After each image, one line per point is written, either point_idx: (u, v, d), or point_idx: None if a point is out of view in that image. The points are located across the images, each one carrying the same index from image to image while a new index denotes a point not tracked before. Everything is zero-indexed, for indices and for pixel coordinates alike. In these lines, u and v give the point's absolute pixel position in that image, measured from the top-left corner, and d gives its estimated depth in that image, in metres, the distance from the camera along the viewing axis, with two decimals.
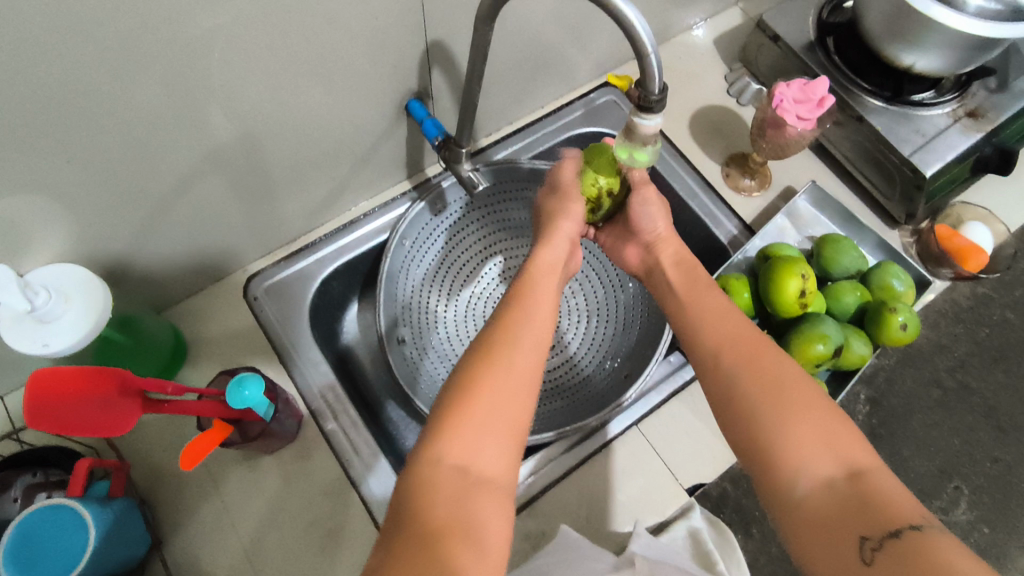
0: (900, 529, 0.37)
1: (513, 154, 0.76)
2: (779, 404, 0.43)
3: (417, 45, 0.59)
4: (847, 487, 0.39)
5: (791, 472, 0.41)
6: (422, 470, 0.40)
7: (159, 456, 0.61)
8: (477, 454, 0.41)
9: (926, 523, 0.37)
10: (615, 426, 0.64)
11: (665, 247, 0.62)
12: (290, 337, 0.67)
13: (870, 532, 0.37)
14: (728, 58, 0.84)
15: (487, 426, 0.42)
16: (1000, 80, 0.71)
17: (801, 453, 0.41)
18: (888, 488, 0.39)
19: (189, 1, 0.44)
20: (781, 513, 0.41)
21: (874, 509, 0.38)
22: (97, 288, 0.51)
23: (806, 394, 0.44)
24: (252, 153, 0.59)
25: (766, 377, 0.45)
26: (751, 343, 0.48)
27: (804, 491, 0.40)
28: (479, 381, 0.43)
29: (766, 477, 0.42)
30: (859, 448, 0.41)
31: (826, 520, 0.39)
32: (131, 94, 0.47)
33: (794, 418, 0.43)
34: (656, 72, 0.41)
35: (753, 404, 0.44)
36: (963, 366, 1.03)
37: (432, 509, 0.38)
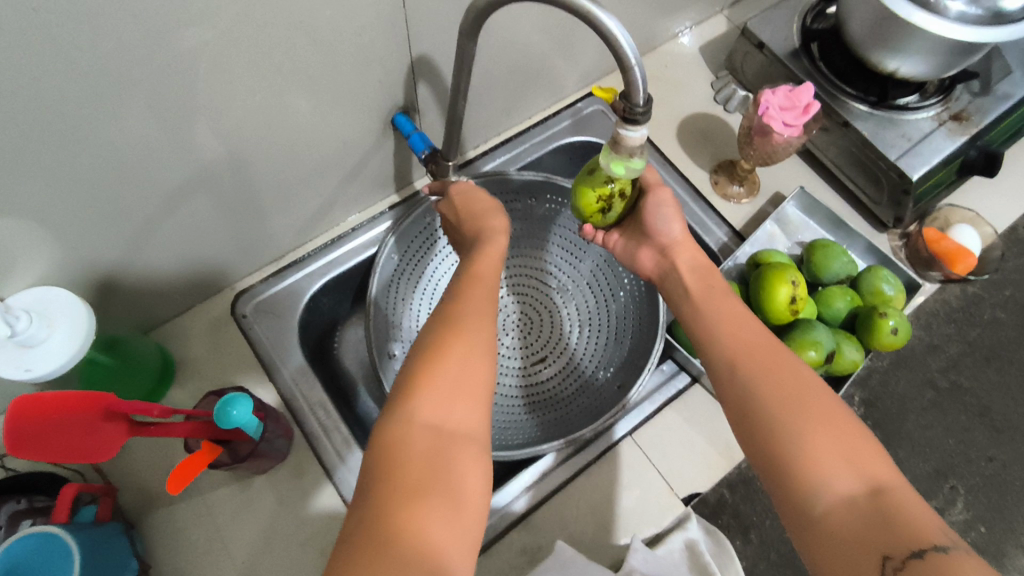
0: (924, 549, 0.36)
1: (502, 166, 0.76)
2: (800, 418, 0.43)
3: (402, 60, 0.59)
4: (869, 505, 0.39)
5: (812, 487, 0.41)
6: (395, 427, 0.39)
7: (148, 479, 0.60)
8: (448, 412, 0.40)
9: (951, 544, 0.36)
10: (622, 427, 0.65)
11: (682, 251, 0.60)
12: (280, 355, 0.66)
13: (892, 552, 0.37)
14: (714, 66, 0.84)
15: (460, 390, 0.41)
16: (982, 83, 0.71)
17: (822, 468, 0.41)
18: (910, 505, 0.38)
19: (171, 21, 0.43)
20: (801, 530, 0.41)
21: (896, 527, 0.37)
22: (82, 313, 0.50)
23: (827, 408, 0.43)
24: (238, 171, 0.59)
25: (786, 389, 0.45)
26: (770, 353, 0.48)
27: (825, 508, 0.40)
28: (448, 347, 0.43)
29: (785, 491, 0.42)
30: (880, 465, 0.41)
31: (847, 538, 0.38)
32: (113, 115, 0.47)
33: (815, 433, 0.42)
34: (640, 84, 0.41)
35: (774, 417, 0.44)
36: (955, 366, 1.04)
37: (403, 465, 0.37)
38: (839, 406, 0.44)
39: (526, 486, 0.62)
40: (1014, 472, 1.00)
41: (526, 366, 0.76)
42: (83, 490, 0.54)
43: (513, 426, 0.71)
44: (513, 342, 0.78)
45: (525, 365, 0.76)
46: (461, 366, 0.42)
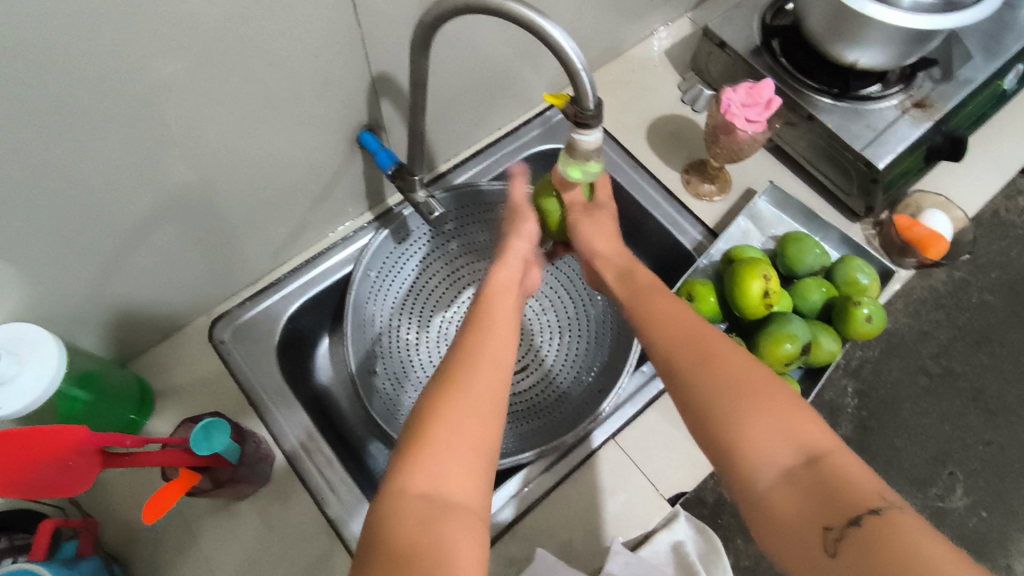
0: (861, 515, 0.37)
1: (474, 178, 0.77)
2: (735, 399, 0.44)
3: (363, 79, 0.60)
4: (805, 475, 0.40)
5: (752, 466, 0.42)
6: (390, 501, 0.40)
7: (132, 512, 0.60)
8: (440, 480, 0.41)
9: (886, 506, 0.37)
10: (602, 433, 0.64)
11: (607, 264, 0.63)
12: (258, 378, 0.66)
13: (832, 522, 0.38)
14: (680, 67, 0.85)
15: (453, 449, 0.43)
16: (943, 70, 0.72)
17: (759, 446, 0.42)
18: (846, 470, 0.40)
19: (123, 55, 0.44)
20: (750, 511, 0.42)
21: (835, 496, 0.39)
22: (53, 348, 0.50)
23: (760, 383, 0.45)
24: (207, 199, 0.59)
25: (721, 373, 0.46)
26: (699, 338, 0.49)
27: (764, 483, 0.41)
28: (443, 411, 0.45)
29: (729, 473, 0.43)
30: (816, 434, 0.42)
31: (789, 514, 0.39)
32: (71, 148, 0.47)
33: (751, 412, 0.43)
34: (589, 89, 0.42)
35: (713, 402, 0.45)
36: (946, 353, 1.29)
37: (398, 533, 0.39)
38: (775, 384, 0.45)
39: (511, 496, 0.62)
40: (1007, 453, 1.23)
41: None
42: (63, 525, 0.54)
43: None
44: None
45: None
46: (460, 424, 0.44)
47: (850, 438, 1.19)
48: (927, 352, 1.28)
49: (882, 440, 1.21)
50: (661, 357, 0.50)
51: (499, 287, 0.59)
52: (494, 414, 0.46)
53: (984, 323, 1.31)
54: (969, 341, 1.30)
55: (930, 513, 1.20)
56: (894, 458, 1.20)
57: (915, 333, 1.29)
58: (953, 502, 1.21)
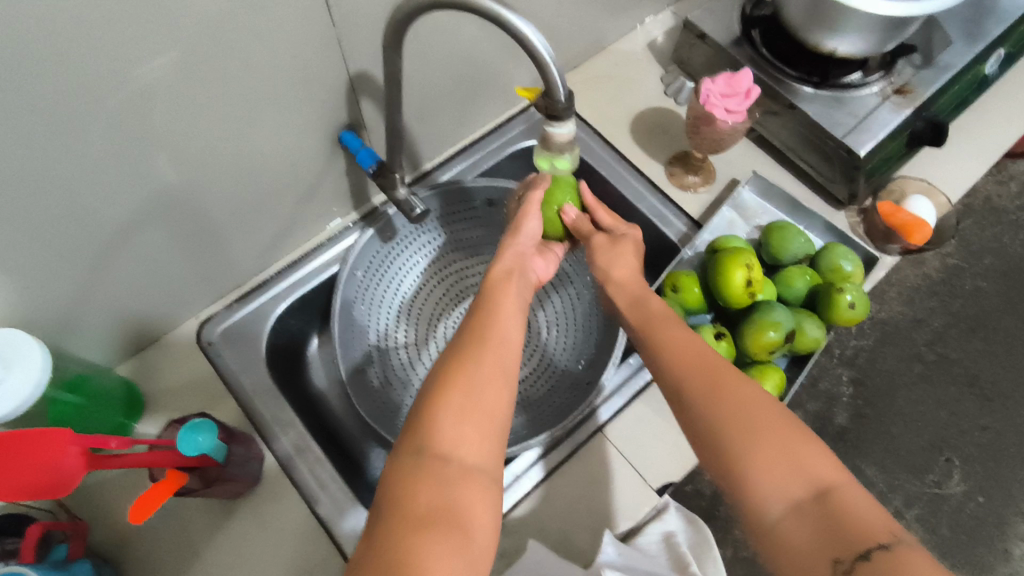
0: (871, 550, 0.37)
1: (459, 175, 0.77)
2: (747, 432, 0.44)
3: (342, 79, 0.60)
4: (815, 509, 0.40)
5: (763, 498, 0.42)
6: (401, 469, 0.41)
7: (122, 515, 0.60)
8: (456, 445, 0.42)
9: (895, 542, 0.38)
10: (606, 411, 0.65)
11: (622, 295, 0.60)
12: (246, 380, 0.66)
13: (842, 555, 0.38)
14: (663, 60, 0.85)
15: (466, 418, 0.43)
16: (923, 55, 0.72)
17: (767, 480, 0.42)
18: (855, 505, 0.40)
19: (95, 60, 0.44)
20: (759, 540, 0.42)
21: (845, 530, 0.39)
22: (37, 352, 0.50)
23: (767, 414, 0.45)
24: (190, 202, 0.60)
25: (731, 400, 0.46)
26: (711, 368, 0.48)
27: (776, 516, 0.41)
28: (455, 386, 0.44)
29: (741, 502, 0.43)
30: (826, 467, 0.42)
31: (800, 547, 0.40)
32: (48, 155, 0.47)
33: (760, 444, 0.43)
34: (559, 82, 0.42)
35: (724, 434, 0.44)
36: (941, 340, 1.29)
37: (412, 499, 0.39)
38: (784, 416, 0.45)
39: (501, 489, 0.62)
40: (1005, 439, 1.23)
41: None
42: (53, 528, 0.54)
43: None
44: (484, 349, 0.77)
45: None
46: (472, 396, 0.44)
47: (846, 428, 1.19)
48: (922, 340, 1.29)
49: (879, 428, 1.22)
50: (672, 390, 0.49)
51: (498, 278, 0.56)
52: (506, 384, 0.46)
53: (978, 310, 1.31)
54: (963, 328, 1.30)
55: (927, 499, 1.19)
56: (891, 446, 1.20)
57: (908, 321, 1.30)
58: (951, 488, 1.20)
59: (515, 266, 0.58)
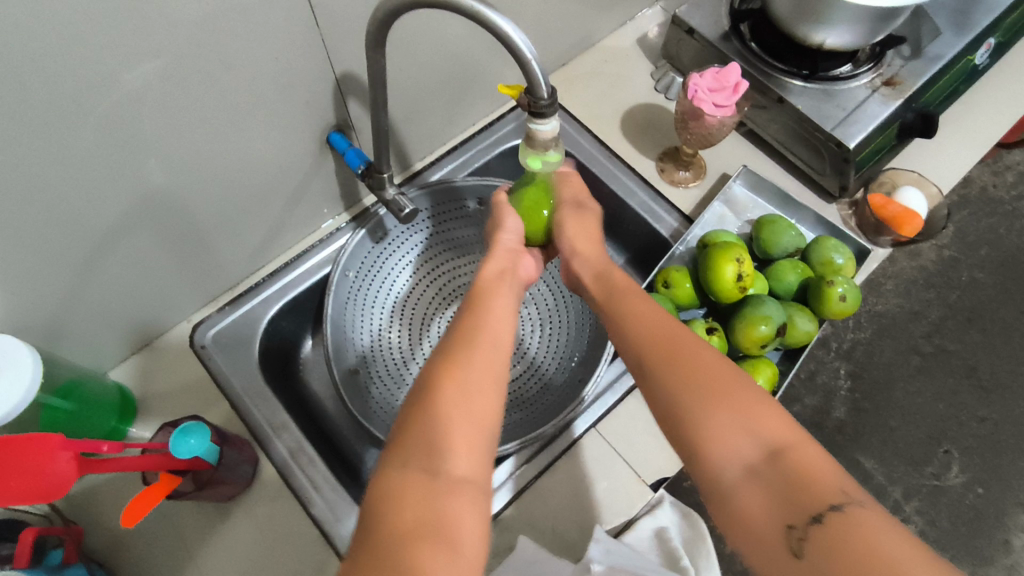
0: (822, 513, 0.37)
1: (449, 174, 0.77)
2: (699, 397, 0.44)
3: (328, 80, 0.60)
4: (767, 471, 0.40)
5: (715, 464, 0.42)
6: (388, 480, 0.40)
7: (115, 518, 0.60)
8: (442, 454, 0.41)
9: (846, 502, 0.37)
10: (582, 423, 0.64)
11: (582, 265, 0.60)
12: (239, 382, 0.66)
13: (795, 520, 0.38)
14: (653, 55, 0.85)
15: (455, 429, 0.43)
16: (912, 47, 0.72)
17: (720, 442, 0.42)
18: (808, 465, 0.40)
19: (76, 65, 0.44)
20: (716, 507, 0.42)
21: (796, 492, 0.39)
22: (27, 356, 0.51)
23: (722, 378, 0.44)
24: (178, 206, 0.60)
25: (686, 367, 0.46)
26: (665, 342, 0.48)
27: (730, 480, 0.41)
28: (443, 393, 0.44)
29: (697, 469, 0.43)
30: (778, 427, 0.42)
31: (753, 512, 0.40)
32: (32, 161, 0.47)
33: (711, 408, 0.43)
34: (541, 78, 0.42)
35: (679, 403, 0.44)
36: (938, 331, 1.29)
37: (397, 514, 0.38)
38: (738, 379, 0.45)
39: (496, 488, 0.62)
40: (1003, 430, 1.23)
41: None
42: (48, 533, 0.54)
43: None
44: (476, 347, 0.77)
45: None
46: (461, 401, 0.44)
47: (844, 421, 1.19)
48: (919, 332, 1.29)
49: (876, 420, 1.22)
50: (633, 359, 0.49)
51: (488, 281, 0.57)
52: (496, 392, 0.46)
53: (976, 301, 1.31)
54: (960, 319, 1.30)
55: (927, 491, 1.19)
56: (889, 439, 1.20)
57: (905, 314, 1.30)
58: (950, 479, 1.20)
59: (506, 266, 0.59)
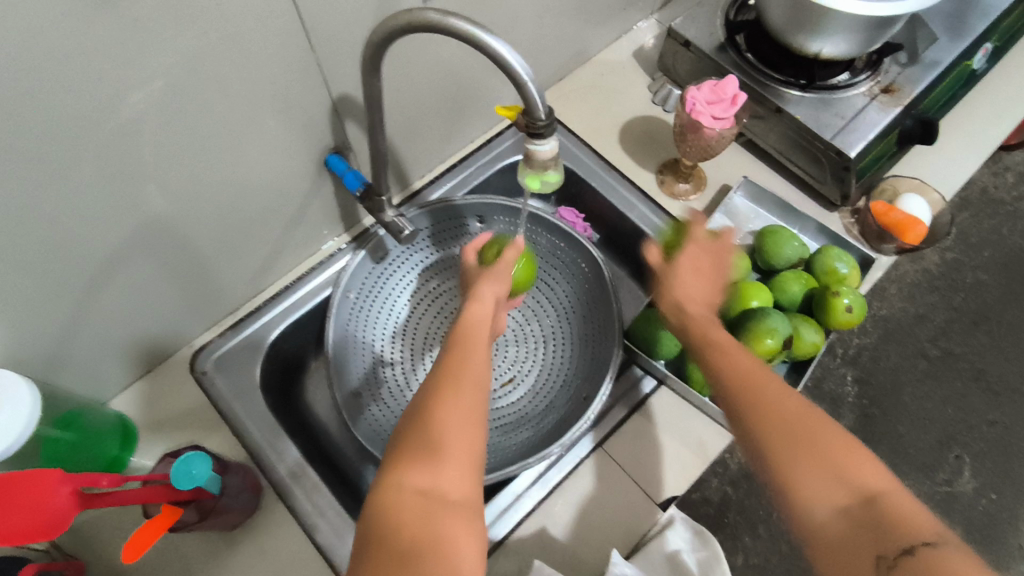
0: (914, 548, 0.36)
1: (448, 193, 0.77)
2: (787, 438, 0.42)
3: (325, 103, 0.60)
4: (861, 512, 0.39)
5: (804, 498, 0.41)
6: (386, 499, 0.40)
7: (116, 551, 0.59)
8: (438, 477, 0.41)
9: (939, 538, 0.37)
10: (597, 433, 0.64)
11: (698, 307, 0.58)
12: (241, 408, 0.66)
13: (885, 551, 0.37)
14: (649, 68, 0.85)
15: (451, 451, 0.42)
16: (909, 53, 0.72)
17: (810, 482, 0.41)
18: (900, 503, 0.39)
19: (71, 99, 0.44)
20: (800, 535, 0.41)
21: (888, 526, 0.38)
22: (25, 390, 0.50)
23: (813, 418, 0.43)
24: (178, 233, 0.59)
25: (775, 410, 0.44)
26: (750, 373, 0.47)
27: (819, 518, 0.40)
28: (436, 413, 0.44)
29: (786, 504, 0.42)
30: (870, 466, 0.41)
31: (841, 544, 0.39)
32: (31, 195, 0.47)
33: (803, 449, 0.42)
34: (538, 98, 0.42)
35: (769, 439, 0.43)
36: (944, 335, 1.28)
37: (399, 531, 0.38)
38: (818, 416, 0.44)
39: (502, 511, 0.61)
40: (1015, 433, 1.22)
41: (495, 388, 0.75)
42: (50, 569, 0.53)
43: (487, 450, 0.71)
44: None
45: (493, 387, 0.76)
46: (454, 418, 0.43)
47: (853, 429, 1.18)
48: (925, 336, 1.28)
49: (885, 427, 1.21)
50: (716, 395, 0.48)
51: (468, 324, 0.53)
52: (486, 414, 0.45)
53: (981, 303, 1.31)
54: (966, 323, 1.29)
55: (939, 498, 1.18)
56: (899, 445, 1.19)
57: (910, 318, 1.29)
58: (962, 485, 1.19)
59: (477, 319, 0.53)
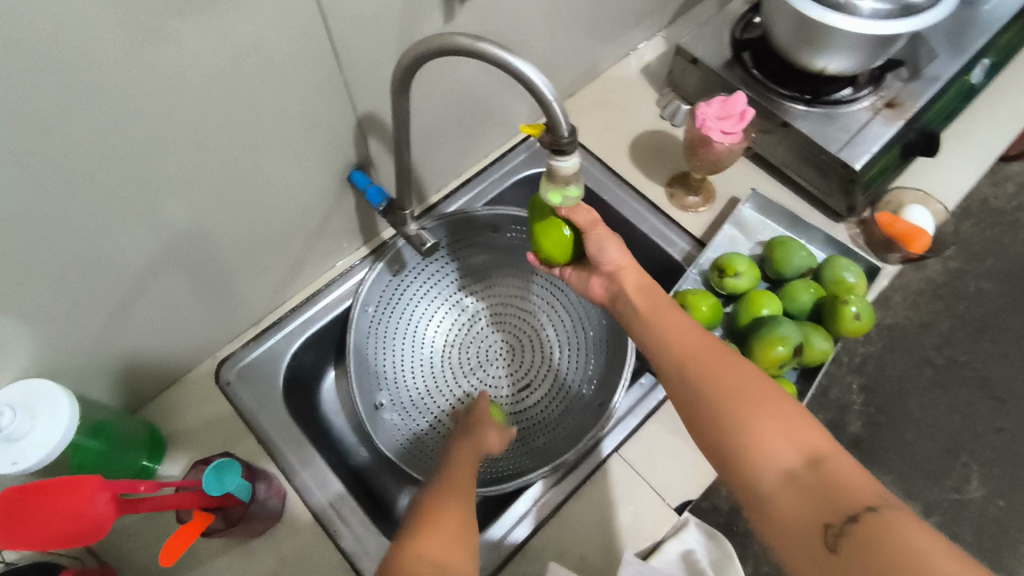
0: (858, 512, 0.39)
1: (464, 207, 0.79)
2: (736, 407, 0.47)
3: (349, 119, 0.62)
4: (807, 477, 0.42)
5: (757, 472, 0.44)
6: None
7: (145, 558, 0.61)
8: (445, 559, 0.44)
9: (882, 504, 0.40)
10: (612, 440, 0.66)
11: (626, 274, 0.61)
12: (266, 417, 0.67)
13: (832, 520, 0.40)
14: (657, 84, 0.87)
15: (451, 535, 0.46)
16: (911, 69, 0.74)
17: (763, 449, 0.45)
18: (845, 471, 0.42)
19: (113, 118, 0.46)
20: (756, 512, 0.44)
21: (834, 495, 0.41)
22: (65, 400, 0.52)
23: (762, 390, 0.48)
24: (207, 245, 0.61)
25: (729, 385, 0.49)
26: (709, 361, 0.51)
27: (771, 486, 0.43)
28: (438, 510, 0.48)
29: (739, 476, 0.45)
30: (819, 438, 0.44)
31: (793, 515, 0.42)
32: (72, 208, 0.49)
33: (753, 418, 0.46)
34: (561, 117, 0.44)
35: (722, 413, 0.47)
36: (948, 343, 1.29)
37: None
38: (772, 389, 0.48)
39: (521, 516, 0.62)
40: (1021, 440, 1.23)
41: (513, 395, 0.77)
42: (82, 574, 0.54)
43: (504, 457, 0.73)
44: (500, 372, 0.79)
45: (510, 395, 0.78)
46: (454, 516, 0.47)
47: (860, 437, 1.19)
48: (929, 343, 1.29)
49: (893, 434, 1.22)
50: (667, 379, 0.53)
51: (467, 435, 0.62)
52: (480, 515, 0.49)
53: (984, 311, 1.32)
54: (970, 330, 1.31)
55: (947, 505, 1.19)
56: (906, 453, 1.20)
57: (914, 326, 1.31)
58: (970, 492, 1.20)
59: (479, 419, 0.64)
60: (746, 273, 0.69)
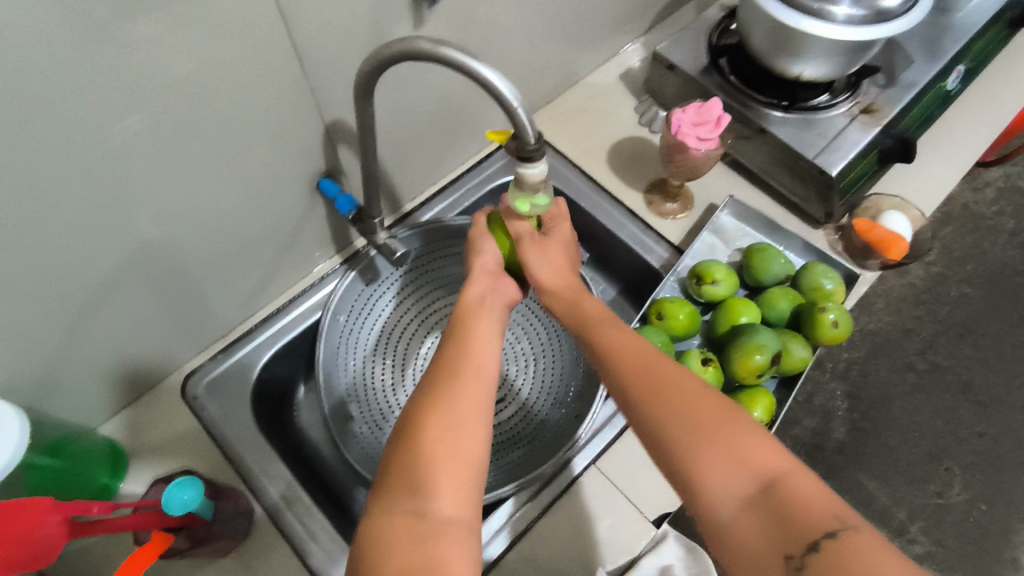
0: (818, 540, 0.38)
1: (440, 214, 0.78)
2: (690, 429, 0.45)
3: (317, 126, 0.61)
4: (764, 503, 0.41)
5: (714, 499, 0.42)
6: (376, 528, 0.40)
7: None
8: (430, 497, 0.41)
9: (841, 528, 0.38)
10: (582, 460, 0.64)
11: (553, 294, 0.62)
12: (234, 432, 0.65)
13: (792, 550, 0.38)
14: (635, 89, 0.87)
15: (437, 468, 0.43)
16: (887, 75, 0.74)
17: (717, 477, 0.43)
18: (801, 493, 0.40)
19: (66, 128, 0.44)
20: (717, 541, 0.42)
21: (793, 522, 0.39)
22: (13, 416, 0.50)
23: (712, 407, 0.46)
24: (171, 256, 0.60)
25: (674, 401, 0.47)
26: (654, 372, 0.49)
27: (729, 515, 0.42)
28: (425, 424, 0.45)
29: (696, 505, 0.43)
30: (772, 457, 0.43)
31: (754, 545, 0.40)
32: (24, 221, 0.47)
33: (709, 441, 0.44)
34: (527, 124, 0.43)
35: (674, 437, 0.45)
36: (931, 347, 1.30)
37: (386, 562, 0.38)
38: (729, 410, 0.46)
39: (494, 533, 0.60)
40: (1004, 445, 1.23)
41: None
42: None
43: None
44: None
45: None
46: (444, 436, 0.44)
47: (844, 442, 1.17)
48: (912, 349, 1.29)
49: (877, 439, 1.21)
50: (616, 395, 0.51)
51: (471, 304, 0.58)
52: (479, 424, 0.46)
53: (966, 315, 1.33)
54: (952, 335, 1.31)
55: (931, 511, 1.18)
56: (890, 459, 1.19)
57: (897, 331, 1.31)
58: (953, 497, 1.20)
59: (484, 293, 0.60)
60: (724, 280, 0.69)
